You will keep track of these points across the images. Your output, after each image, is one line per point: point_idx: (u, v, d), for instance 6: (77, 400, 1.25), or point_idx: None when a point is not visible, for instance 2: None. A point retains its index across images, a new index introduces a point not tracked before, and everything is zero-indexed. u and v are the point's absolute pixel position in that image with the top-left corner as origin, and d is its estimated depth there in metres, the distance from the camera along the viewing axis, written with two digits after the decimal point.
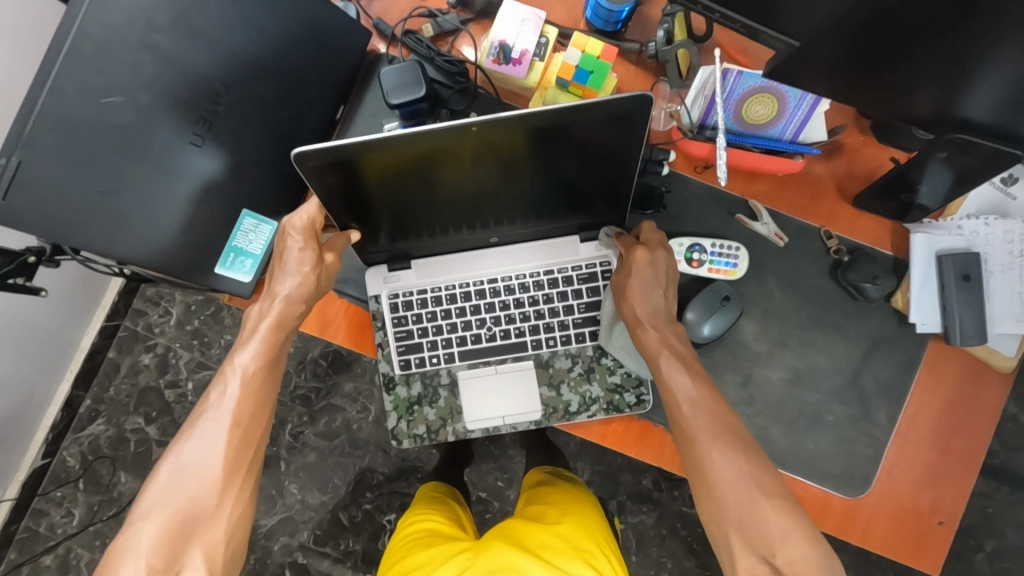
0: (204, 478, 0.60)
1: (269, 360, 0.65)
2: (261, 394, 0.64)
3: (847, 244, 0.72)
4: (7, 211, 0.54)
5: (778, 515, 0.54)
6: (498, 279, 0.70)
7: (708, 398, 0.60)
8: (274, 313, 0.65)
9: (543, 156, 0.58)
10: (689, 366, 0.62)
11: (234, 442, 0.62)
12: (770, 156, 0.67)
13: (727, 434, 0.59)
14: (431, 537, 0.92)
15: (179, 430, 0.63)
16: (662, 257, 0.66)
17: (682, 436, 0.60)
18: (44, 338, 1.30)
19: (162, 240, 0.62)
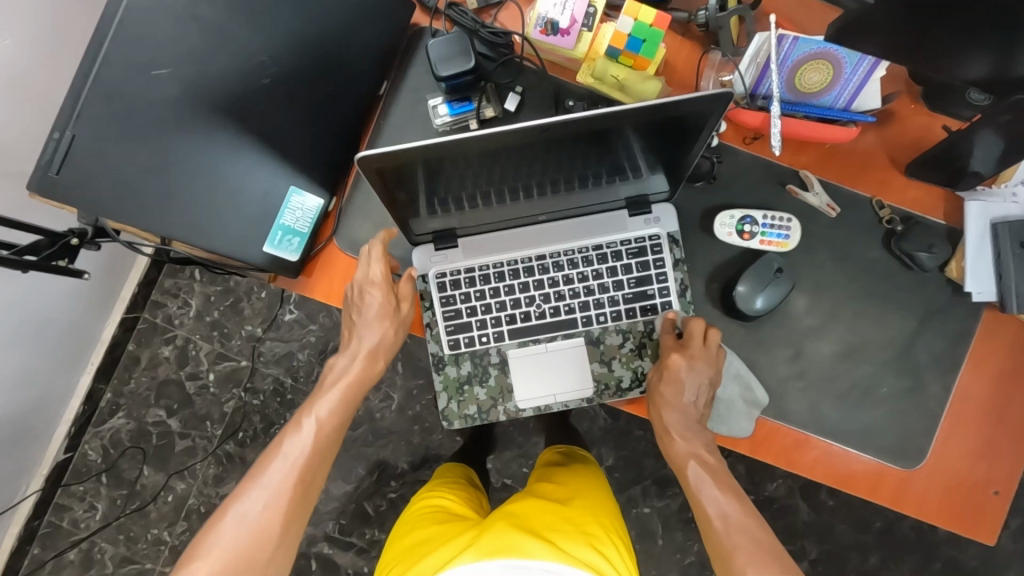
0: (264, 528, 0.61)
1: (343, 413, 0.68)
2: (328, 451, 0.67)
3: (900, 214, 0.71)
4: (59, 185, 0.53)
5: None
6: (546, 256, 0.69)
7: (737, 512, 0.63)
8: (354, 366, 0.68)
9: (592, 143, 0.58)
10: (719, 480, 0.65)
11: (297, 494, 0.64)
12: (823, 125, 0.67)
13: (758, 557, 0.60)
14: (439, 514, 0.93)
15: (241, 479, 0.65)
16: (700, 364, 0.65)
17: (717, 552, 0.62)
18: (65, 332, 1.28)
19: (207, 220, 0.60)
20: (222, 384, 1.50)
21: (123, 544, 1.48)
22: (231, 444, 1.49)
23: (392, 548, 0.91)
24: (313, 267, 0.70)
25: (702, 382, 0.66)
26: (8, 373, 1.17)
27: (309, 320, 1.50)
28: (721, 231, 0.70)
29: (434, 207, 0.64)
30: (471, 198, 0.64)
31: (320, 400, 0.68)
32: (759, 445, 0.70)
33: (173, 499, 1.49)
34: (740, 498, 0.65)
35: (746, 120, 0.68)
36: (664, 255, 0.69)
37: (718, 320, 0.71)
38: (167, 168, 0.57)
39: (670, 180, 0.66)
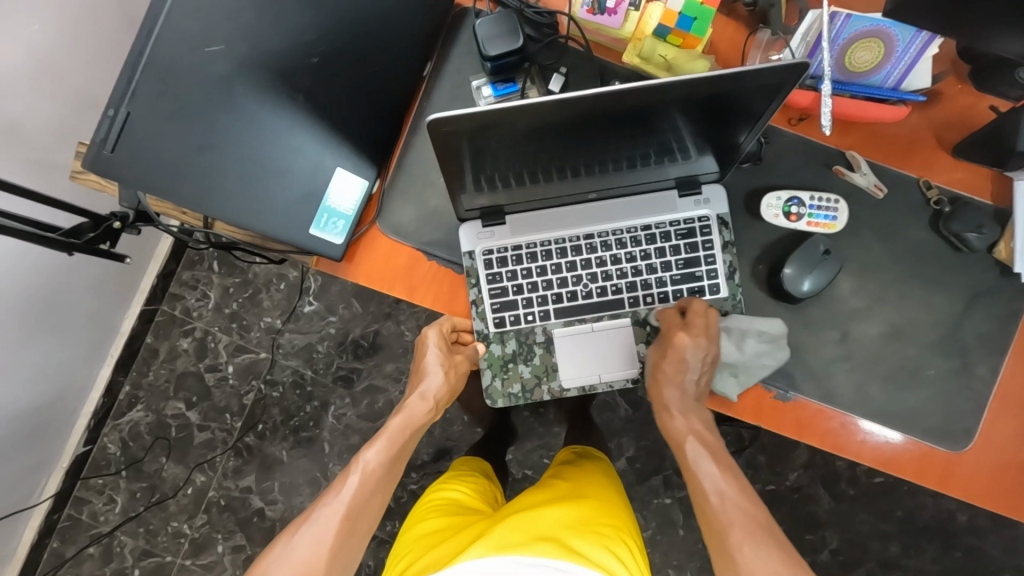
0: (311, 563, 0.58)
1: (392, 455, 0.68)
2: (378, 490, 0.66)
3: (948, 195, 0.70)
4: (112, 163, 0.54)
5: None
6: (594, 235, 0.68)
7: (734, 490, 0.63)
8: (413, 414, 0.71)
9: (635, 119, 0.57)
10: (717, 457, 0.65)
11: (342, 534, 0.61)
12: (872, 105, 0.67)
13: (751, 535, 0.59)
14: (451, 507, 0.93)
15: (288, 523, 0.63)
16: (705, 343, 0.64)
17: (714, 530, 0.62)
18: (86, 323, 1.28)
19: (253, 201, 0.59)
20: (241, 376, 1.49)
21: (143, 537, 1.48)
22: (250, 436, 1.49)
23: (402, 539, 0.91)
24: (354, 251, 0.69)
25: (705, 358, 0.66)
26: (29, 364, 1.17)
27: (328, 312, 1.49)
28: (768, 213, 0.69)
29: (480, 184, 0.63)
30: (519, 177, 0.63)
31: (371, 443, 0.68)
32: (805, 428, 0.70)
33: (192, 492, 1.48)
34: (740, 480, 0.64)
35: (795, 101, 0.68)
36: (713, 236, 0.68)
37: (764, 304, 0.71)
38: (217, 148, 0.57)
39: (721, 159, 0.65)
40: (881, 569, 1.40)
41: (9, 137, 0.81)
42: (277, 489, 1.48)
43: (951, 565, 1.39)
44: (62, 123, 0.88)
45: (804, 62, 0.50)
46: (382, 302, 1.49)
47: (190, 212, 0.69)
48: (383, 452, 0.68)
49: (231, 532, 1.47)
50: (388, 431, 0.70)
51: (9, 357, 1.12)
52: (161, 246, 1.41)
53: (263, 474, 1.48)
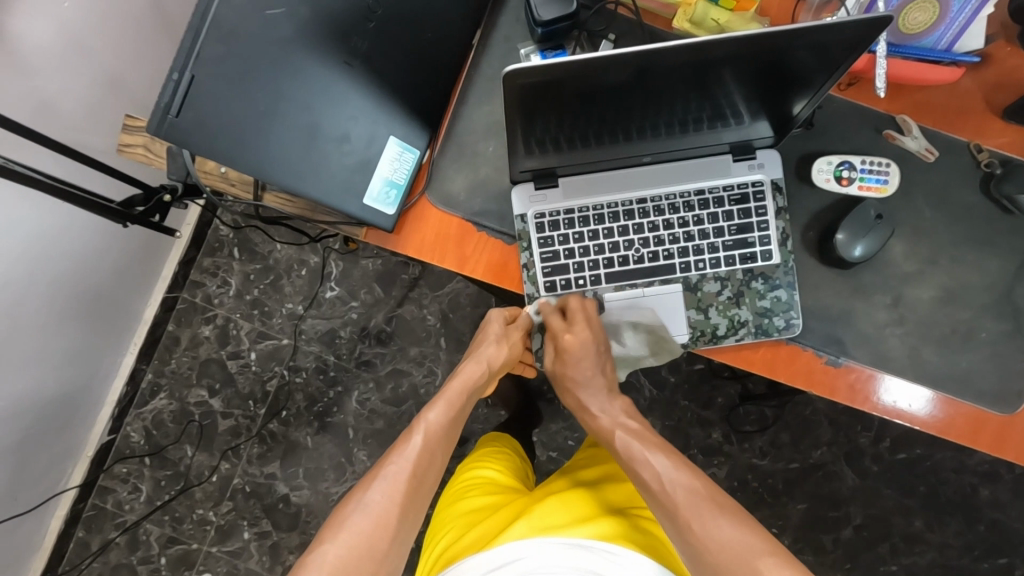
0: (385, 514, 0.61)
1: (450, 416, 0.72)
2: (438, 449, 0.69)
3: (999, 157, 0.70)
4: (177, 128, 0.55)
5: (771, 568, 0.54)
6: (647, 199, 0.69)
7: (675, 467, 0.65)
8: (467, 376, 0.75)
9: (687, 79, 0.57)
10: (647, 442, 0.69)
11: (410, 489, 0.64)
12: (926, 68, 0.66)
13: (693, 508, 0.60)
14: (488, 484, 0.90)
15: (359, 480, 0.66)
16: (586, 333, 0.68)
17: (664, 513, 0.62)
18: (111, 309, 1.28)
19: (312, 171, 0.60)
20: (263, 362, 1.49)
21: (168, 525, 1.47)
22: (275, 423, 1.49)
23: (440, 517, 0.89)
24: (404, 223, 0.69)
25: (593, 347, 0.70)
26: (57, 350, 1.17)
27: (350, 297, 1.49)
28: (819, 177, 0.69)
29: (537, 146, 0.64)
30: (571, 142, 0.64)
31: (431, 405, 0.72)
32: (858, 392, 0.70)
33: (218, 480, 1.48)
34: (678, 458, 0.67)
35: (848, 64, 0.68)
36: (767, 202, 0.69)
37: (814, 269, 0.71)
38: (279, 117, 0.58)
39: (776, 125, 0.66)
40: (905, 544, 1.40)
41: (48, 103, 0.80)
42: (302, 475, 1.48)
43: (974, 539, 1.40)
44: (103, 94, 0.88)
45: (872, 19, 0.50)
46: (404, 287, 1.48)
47: (239, 180, 0.67)
48: (442, 414, 0.72)
49: (256, 518, 1.47)
50: (446, 394, 0.74)
51: (37, 343, 1.12)
52: (182, 233, 1.40)
53: (288, 460, 1.48)
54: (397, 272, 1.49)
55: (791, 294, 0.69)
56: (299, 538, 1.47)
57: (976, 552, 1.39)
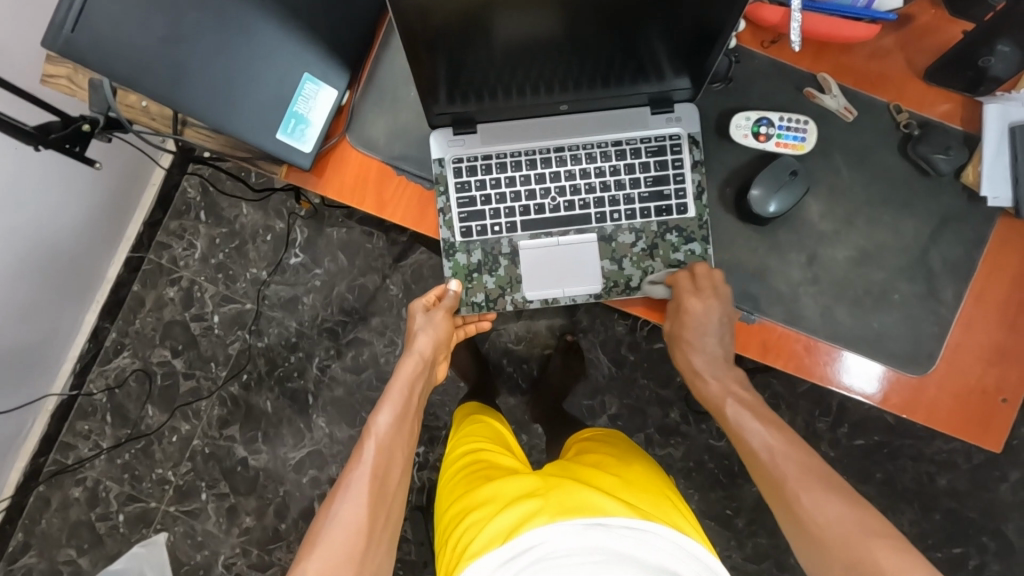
0: (356, 524, 0.63)
1: (402, 418, 0.72)
2: (395, 450, 0.70)
3: (917, 119, 0.70)
4: (75, 44, 0.55)
5: (884, 548, 0.54)
6: (565, 148, 0.69)
7: (783, 444, 0.65)
8: (407, 373, 0.75)
9: (600, 26, 0.57)
10: (758, 415, 0.68)
11: (375, 492, 0.66)
12: (846, 24, 0.67)
13: (807, 483, 0.61)
14: (486, 471, 0.81)
15: (326, 494, 0.67)
16: (713, 303, 0.66)
17: (771, 487, 0.64)
18: (73, 265, 1.30)
19: (222, 105, 0.62)
20: (227, 326, 1.50)
21: (127, 483, 1.49)
22: (235, 386, 1.50)
23: (446, 521, 0.78)
24: (324, 165, 0.70)
25: (721, 320, 0.67)
26: (16, 301, 1.18)
27: (314, 264, 1.50)
28: (737, 133, 0.70)
29: (453, 96, 0.64)
30: (490, 89, 0.64)
31: (381, 408, 0.72)
32: (771, 351, 0.70)
33: (177, 440, 1.49)
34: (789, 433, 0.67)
35: (766, 18, 0.67)
36: (683, 155, 0.69)
37: (730, 225, 0.71)
38: (186, 45, 0.59)
39: (694, 78, 0.66)
40: None
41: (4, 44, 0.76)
42: (261, 439, 1.49)
43: (929, 528, 1.38)
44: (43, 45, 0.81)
45: None
46: (369, 256, 1.49)
47: (159, 114, 0.69)
48: (394, 415, 0.72)
49: (215, 480, 1.49)
50: (392, 393, 0.74)
51: None
52: (147, 195, 1.43)
53: (248, 424, 1.50)
54: (362, 241, 1.49)
55: (705, 247, 0.70)
56: (256, 502, 1.49)
57: (931, 541, 1.38)
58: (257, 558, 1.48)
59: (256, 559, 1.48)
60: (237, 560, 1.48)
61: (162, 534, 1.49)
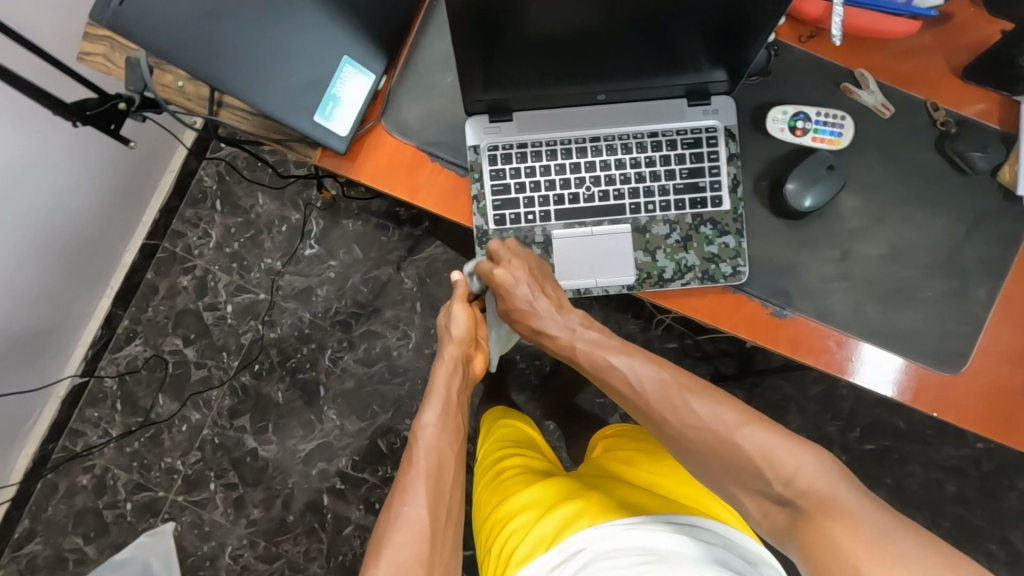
0: (419, 523, 0.62)
1: (448, 417, 0.73)
2: (445, 448, 0.70)
3: (954, 117, 0.70)
4: (122, 17, 0.56)
5: (748, 435, 0.59)
6: (600, 138, 0.69)
7: (647, 366, 0.69)
8: (445, 370, 0.77)
9: (638, 17, 0.56)
10: (609, 348, 0.72)
11: (433, 491, 0.66)
12: (885, 19, 0.67)
13: (671, 407, 0.65)
14: (520, 478, 0.82)
15: (384, 501, 0.66)
16: (520, 268, 0.68)
17: (646, 414, 0.67)
18: (88, 250, 1.29)
19: (259, 86, 0.61)
20: (239, 316, 1.50)
21: (135, 472, 1.48)
22: (247, 376, 1.49)
23: (486, 531, 0.79)
24: (358, 149, 0.70)
25: (530, 282, 0.69)
26: (30, 284, 1.18)
27: (328, 256, 1.49)
28: (773, 127, 0.70)
29: (488, 83, 0.64)
30: (526, 77, 0.64)
31: (427, 407, 0.73)
32: (800, 345, 0.70)
33: (187, 429, 1.49)
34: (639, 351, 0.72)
35: (808, 12, 0.67)
36: (719, 148, 0.69)
37: (763, 219, 0.71)
38: (225, 23, 0.59)
39: (731, 70, 0.65)
40: None
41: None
42: (271, 430, 1.49)
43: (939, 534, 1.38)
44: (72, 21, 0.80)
45: None
46: (383, 249, 1.49)
47: (195, 95, 0.68)
48: (438, 413, 0.73)
49: (224, 470, 1.48)
50: (437, 393, 0.75)
51: (9, 274, 1.12)
52: (164, 182, 1.43)
53: (258, 414, 1.49)
54: (377, 234, 1.49)
55: (739, 241, 0.69)
56: (264, 493, 1.48)
57: None
58: (265, 550, 1.47)
59: (263, 551, 1.47)
60: (244, 551, 1.47)
61: (169, 524, 1.48)
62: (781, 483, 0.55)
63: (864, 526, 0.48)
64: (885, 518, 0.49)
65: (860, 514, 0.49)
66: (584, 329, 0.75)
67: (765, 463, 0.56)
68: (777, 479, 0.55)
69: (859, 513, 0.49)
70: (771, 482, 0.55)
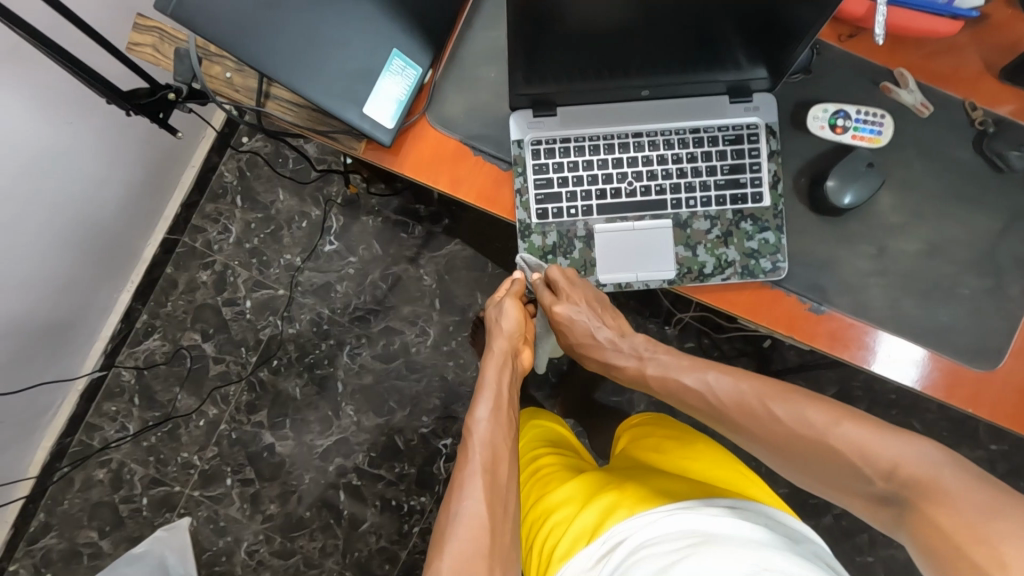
0: (478, 518, 0.64)
1: (500, 410, 0.75)
2: (498, 441, 0.72)
3: (992, 117, 0.71)
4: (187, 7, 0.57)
5: (847, 431, 0.58)
6: (643, 133, 0.70)
7: (726, 377, 0.69)
8: (495, 364, 0.79)
9: (685, 15, 0.57)
10: (689, 368, 0.73)
11: (490, 485, 0.67)
12: (926, 17, 0.68)
13: (755, 417, 0.65)
14: (555, 477, 0.83)
15: (443, 497, 0.68)
16: (578, 297, 0.75)
17: (731, 425, 0.67)
18: (111, 243, 1.29)
19: (310, 78, 0.62)
20: (258, 311, 1.50)
21: (152, 466, 1.48)
22: (265, 371, 1.50)
23: (526, 529, 0.80)
24: (402, 142, 0.70)
25: (587, 307, 0.77)
26: (53, 276, 1.18)
27: (347, 252, 1.50)
28: (814, 125, 0.70)
29: (533, 78, 0.65)
30: (570, 73, 0.65)
31: (480, 403, 0.75)
32: (836, 339, 0.71)
33: (205, 424, 1.49)
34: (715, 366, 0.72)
35: (850, 11, 0.68)
36: (760, 144, 0.70)
37: (802, 215, 0.72)
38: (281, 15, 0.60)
39: (773, 68, 0.66)
40: None
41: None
42: (289, 425, 1.49)
43: None
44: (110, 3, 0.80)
45: None
46: (402, 246, 1.49)
47: (243, 87, 0.69)
48: (490, 409, 0.75)
49: (241, 465, 1.48)
50: (487, 387, 0.77)
51: (34, 265, 1.12)
52: (185, 177, 1.43)
53: (276, 410, 1.49)
54: (396, 231, 1.49)
55: (779, 236, 0.70)
56: (280, 488, 1.48)
57: None
58: (280, 546, 1.47)
59: (279, 547, 1.47)
60: (260, 547, 1.47)
61: (185, 519, 1.48)
62: (882, 477, 0.55)
63: (968, 511, 0.48)
64: (994, 498, 0.48)
65: (961, 496, 0.49)
66: (652, 356, 0.79)
67: (861, 458, 0.56)
68: (877, 474, 0.55)
69: (961, 496, 0.49)
70: (871, 477, 0.55)
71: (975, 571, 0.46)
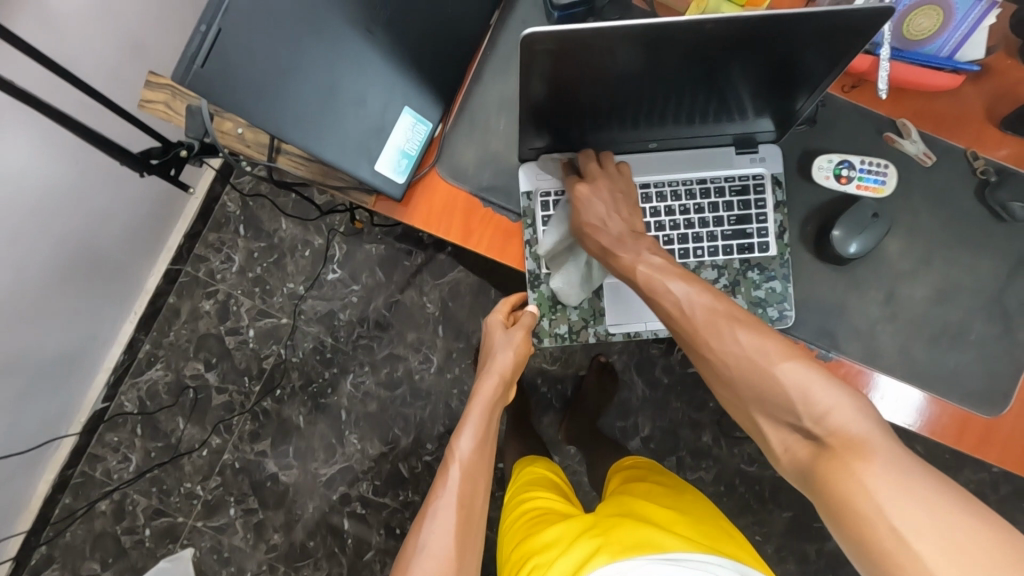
0: (444, 557, 0.62)
1: (484, 439, 0.72)
2: (480, 478, 0.69)
3: (994, 166, 0.72)
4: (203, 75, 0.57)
5: (790, 372, 0.53)
6: (651, 184, 0.71)
7: (697, 292, 0.60)
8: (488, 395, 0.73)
9: (695, 66, 0.57)
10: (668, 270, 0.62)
11: (462, 521, 0.65)
12: (928, 72, 0.69)
13: (714, 334, 0.58)
14: (541, 521, 0.82)
15: (410, 525, 0.66)
16: (602, 183, 0.67)
17: (683, 335, 0.61)
18: (115, 274, 1.29)
19: (324, 136, 0.62)
20: (262, 340, 1.50)
21: (155, 497, 1.48)
22: (268, 401, 1.49)
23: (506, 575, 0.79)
24: (412, 195, 0.71)
25: (614, 198, 0.66)
26: (58, 313, 1.17)
27: (351, 280, 1.50)
28: (818, 174, 0.71)
29: (542, 130, 0.65)
30: (580, 125, 0.65)
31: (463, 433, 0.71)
32: None
33: (208, 454, 1.48)
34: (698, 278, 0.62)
35: (853, 66, 0.69)
36: (766, 195, 0.71)
37: (809, 263, 0.73)
38: (298, 76, 0.60)
39: (779, 120, 0.67)
40: None
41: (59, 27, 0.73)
42: (293, 454, 1.49)
43: None
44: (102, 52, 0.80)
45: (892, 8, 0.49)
46: (406, 273, 1.50)
47: (254, 142, 0.70)
48: (475, 440, 0.71)
49: (244, 495, 1.48)
50: (473, 415, 0.73)
51: (38, 303, 1.12)
52: (189, 208, 1.43)
53: (279, 438, 1.49)
54: (400, 258, 1.50)
55: (785, 285, 0.71)
56: (285, 517, 1.48)
57: None
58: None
59: None
60: None
61: (188, 549, 1.47)
62: (813, 421, 0.51)
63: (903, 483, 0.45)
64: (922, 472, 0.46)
65: (891, 465, 0.46)
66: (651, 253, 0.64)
67: (801, 399, 0.52)
68: (810, 416, 0.51)
69: (893, 466, 0.46)
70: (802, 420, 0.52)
71: (879, 537, 0.44)
